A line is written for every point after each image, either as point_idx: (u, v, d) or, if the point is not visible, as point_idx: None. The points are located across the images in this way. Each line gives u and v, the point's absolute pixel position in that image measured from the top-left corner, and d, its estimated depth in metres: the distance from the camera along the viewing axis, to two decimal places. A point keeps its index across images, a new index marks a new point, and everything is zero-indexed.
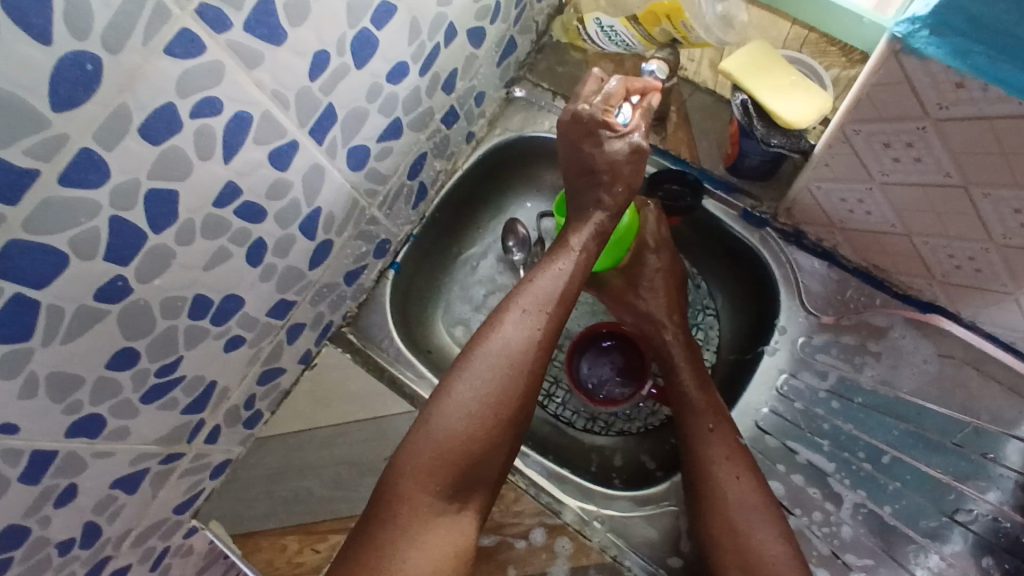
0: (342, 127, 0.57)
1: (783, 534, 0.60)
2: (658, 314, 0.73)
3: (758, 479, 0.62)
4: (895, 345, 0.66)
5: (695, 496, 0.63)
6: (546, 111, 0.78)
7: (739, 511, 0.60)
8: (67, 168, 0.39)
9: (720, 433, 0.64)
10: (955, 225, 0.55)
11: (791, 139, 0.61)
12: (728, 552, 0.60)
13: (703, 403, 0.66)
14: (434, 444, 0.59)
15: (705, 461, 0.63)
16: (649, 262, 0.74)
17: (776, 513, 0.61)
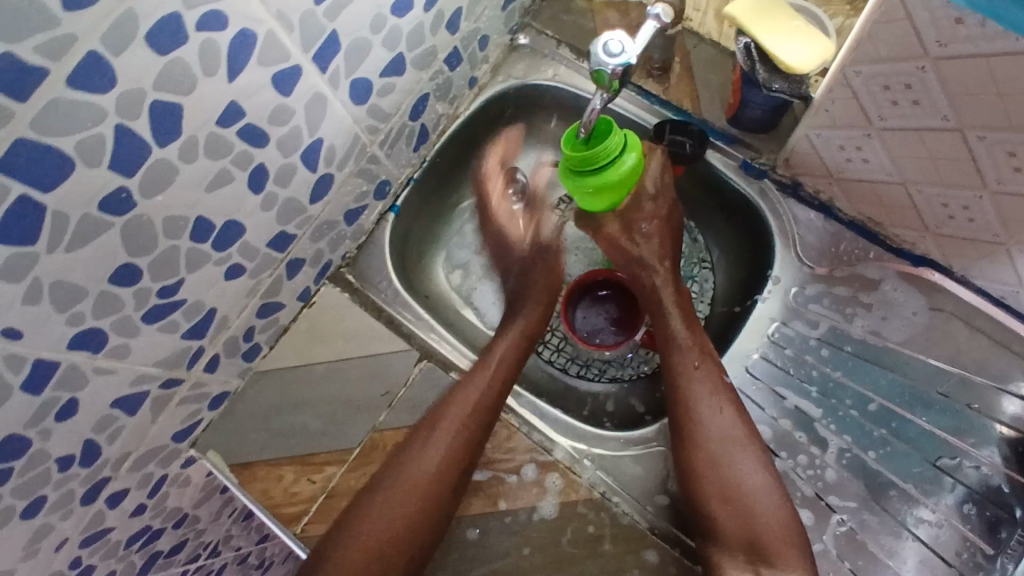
0: (346, 57, 0.57)
1: (762, 464, 0.63)
2: (650, 260, 0.74)
3: (741, 413, 0.66)
4: (887, 297, 0.67)
5: (679, 433, 0.66)
6: (550, 59, 0.79)
7: (721, 446, 0.64)
8: (75, 69, 0.39)
9: (705, 370, 0.67)
10: (951, 174, 0.55)
11: (792, 84, 0.61)
12: (710, 485, 0.63)
13: (690, 342, 0.69)
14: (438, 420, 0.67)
15: (690, 400, 0.66)
16: (647, 207, 0.73)
17: (756, 445, 0.64)
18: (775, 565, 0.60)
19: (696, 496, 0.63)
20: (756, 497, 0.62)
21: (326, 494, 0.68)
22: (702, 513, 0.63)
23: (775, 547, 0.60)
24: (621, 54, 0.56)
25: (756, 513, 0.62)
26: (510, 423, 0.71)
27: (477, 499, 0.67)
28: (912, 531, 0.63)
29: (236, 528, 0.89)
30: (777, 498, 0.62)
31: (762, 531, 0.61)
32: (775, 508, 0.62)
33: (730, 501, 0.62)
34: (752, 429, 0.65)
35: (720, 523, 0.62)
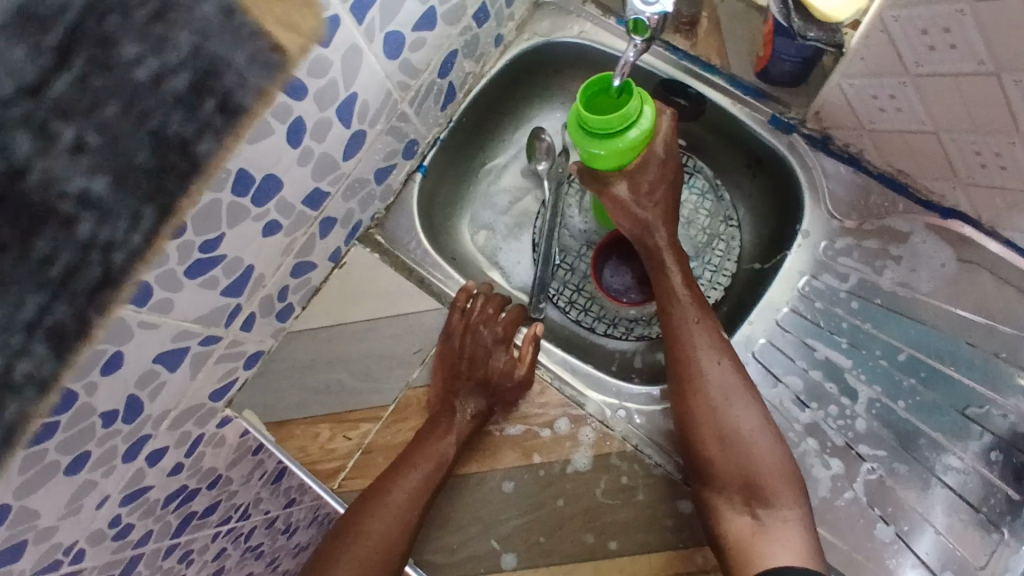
0: (381, 8, 0.57)
1: (758, 410, 0.64)
2: (655, 223, 0.72)
3: (737, 363, 0.66)
4: (916, 249, 0.68)
5: (676, 380, 0.67)
6: (576, 15, 0.79)
7: (718, 394, 0.64)
8: None
9: (705, 325, 0.68)
10: (987, 121, 0.55)
11: (827, 33, 0.61)
12: (706, 432, 0.64)
13: (690, 298, 0.69)
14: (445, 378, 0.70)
15: (688, 351, 0.67)
16: (653, 171, 0.69)
17: (754, 396, 0.65)
18: (770, 506, 0.62)
19: (692, 440, 0.65)
20: (753, 442, 0.63)
21: (363, 449, 0.70)
22: (699, 457, 0.64)
23: (772, 490, 0.62)
24: (657, 3, 0.57)
25: (753, 457, 0.63)
26: (543, 379, 0.70)
27: (513, 453, 0.68)
28: (941, 478, 0.64)
29: (265, 490, 0.89)
30: (776, 445, 0.63)
31: (758, 473, 0.62)
32: (771, 451, 0.63)
33: (728, 446, 0.63)
34: (747, 378, 0.66)
35: (716, 466, 0.63)
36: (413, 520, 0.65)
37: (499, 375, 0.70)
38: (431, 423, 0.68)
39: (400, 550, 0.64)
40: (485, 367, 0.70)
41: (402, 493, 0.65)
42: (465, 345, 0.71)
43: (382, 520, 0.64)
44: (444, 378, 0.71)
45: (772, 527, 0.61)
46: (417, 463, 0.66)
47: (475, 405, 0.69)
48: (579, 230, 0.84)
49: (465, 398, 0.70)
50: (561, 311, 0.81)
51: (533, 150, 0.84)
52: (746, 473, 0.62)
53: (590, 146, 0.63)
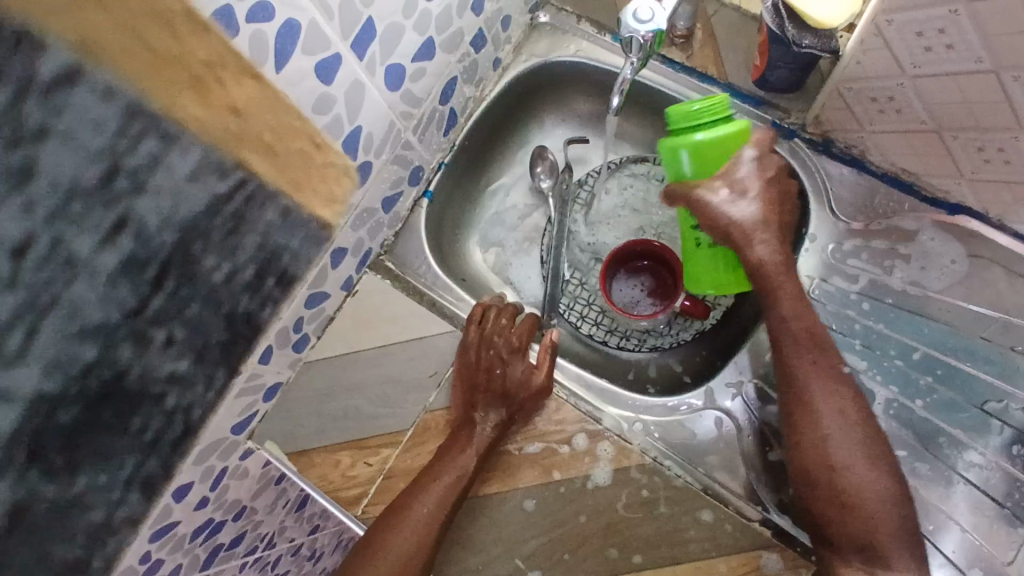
0: (381, 43, 0.58)
1: (880, 461, 0.61)
2: (752, 235, 0.64)
3: (862, 410, 0.61)
4: (924, 248, 0.68)
5: (790, 420, 0.63)
6: (571, 34, 0.80)
7: (837, 442, 0.61)
8: None
9: (820, 366, 0.63)
10: (988, 117, 0.55)
11: (821, 40, 0.62)
12: (820, 481, 0.61)
13: (805, 335, 0.64)
14: (463, 393, 0.72)
15: (805, 395, 0.62)
16: (749, 168, 0.64)
17: (878, 444, 0.61)
18: (889, 566, 0.59)
19: (803, 488, 0.62)
20: (874, 498, 0.59)
21: (384, 474, 0.71)
22: (810, 504, 0.62)
23: (891, 550, 0.59)
24: (651, 21, 0.57)
25: (873, 511, 0.59)
26: (559, 397, 0.70)
27: (532, 472, 0.68)
28: (962, 475, 0.64)
29: (290, 518, 0.89)
30: (897, 502, 0.59)
31: (874, 530, 0.59)
32: (891, 508, 0.59)
33: (843, 502, 0.60)
34: (872, 425, 0.62)
35: (827, 512, 0.61)
36: (433, 535, 0.65)
37: (516, 385, 0.71)
38: (451, 440, 0.68)
39: (420, 565, 0.65)
40: (503, 378, 0.71)
41: (427, 513, 0.65)
42: (481, 357, 0.72)
43: (407, 535, 0.65)
44: (462, 394, 0.72)
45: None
46: (441, 476, 0.66)
47: (495, 417, 0.69)
48: (587, 243, 0.85)
49: (486, 408, 0.70)
50: (573, 325, 0.82)
51: (537, 168, 0.85)
52: (862, 530, 0.59)
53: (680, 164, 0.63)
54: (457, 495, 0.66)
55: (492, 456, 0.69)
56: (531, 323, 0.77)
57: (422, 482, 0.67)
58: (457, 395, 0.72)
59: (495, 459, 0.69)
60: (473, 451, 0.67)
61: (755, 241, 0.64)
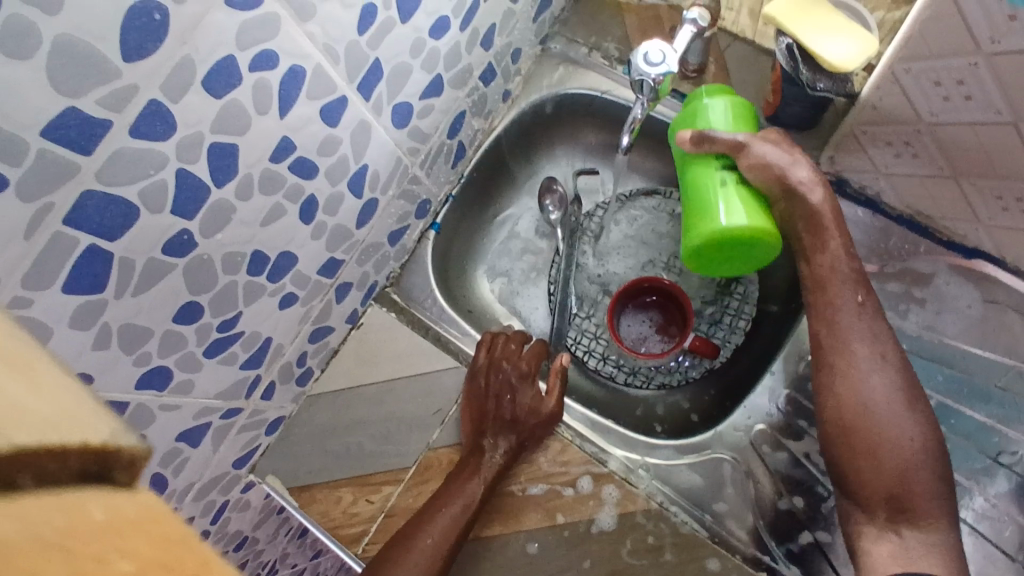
0: (388, 83, 0.58)
1: (921, 425, 0.58)
2: (812, 184, 0.60)
3: (900, 363, 0.60)
4: (939, 292, 0.66)
5: (835, 388, 0.61)
6: (580, 66, 0.79)
7: (879, 402, 0.59)
8: (138, 118, 0.40)
9: (865, 309, 0.61)
10: (1005, 166, 0.54)
11: (837, 83, 0.61)
12: (862, 442, 0.59)
13: (849, 276, 0.62)
14: (472, 420, 0.69)
15: (840, 346, 0.61)
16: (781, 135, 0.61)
17: (913, 397, 0.59)
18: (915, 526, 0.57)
19: (843, 451, 0.60)
20: (912, 460, 0.57)
21: (386, 512, 0.69)
22: (849, 468, 0.59)
23: (918, 500, 0.57)
24: (662, 63, 0.56)
25: (904, 461, 0.58)
26: (563, 437, 0.70)
27: (535, 515, 0.67)
28: (972, 526, 0.62)
29: (292, 545, 0.91)
30: (927, 445, 0.58)
31: (911, 492, 0.57)
32: (927, 471, 0.57)
33: (881, 460, 0.58)
34: (913, 387, 0.60)
35: (855, 464, 0.59)
36: (438, 567, 0.63)
37: (526, 412, 0.70)
38: (458, 470, 0.67)
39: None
40: (512, 405, 0.70)
41: (434, 541, 0.63)
42: (490, 383, 0.70)
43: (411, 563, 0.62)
44: (471, 424, 0.69)
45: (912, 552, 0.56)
46: (446, 505, 0.64)
47: (506, 445, 0.67)
48: (596, 275, 0.84)
49: (495, 435, 0.68)
50: (580, 360, 0.81)
51: (546, 201, 0.84)
52: (898, 495, 0.57)
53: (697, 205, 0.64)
54: (465, 525, 0.64)
55: (500, 485, 0.67)
56: (540, 350, 0.76)
57: (429, 510, 0.65)
58: (466, 424, 0.69)
59: (503, 490, 0.68)
60: (484, 479, 0.66)
61: (812, 190, 0.60)
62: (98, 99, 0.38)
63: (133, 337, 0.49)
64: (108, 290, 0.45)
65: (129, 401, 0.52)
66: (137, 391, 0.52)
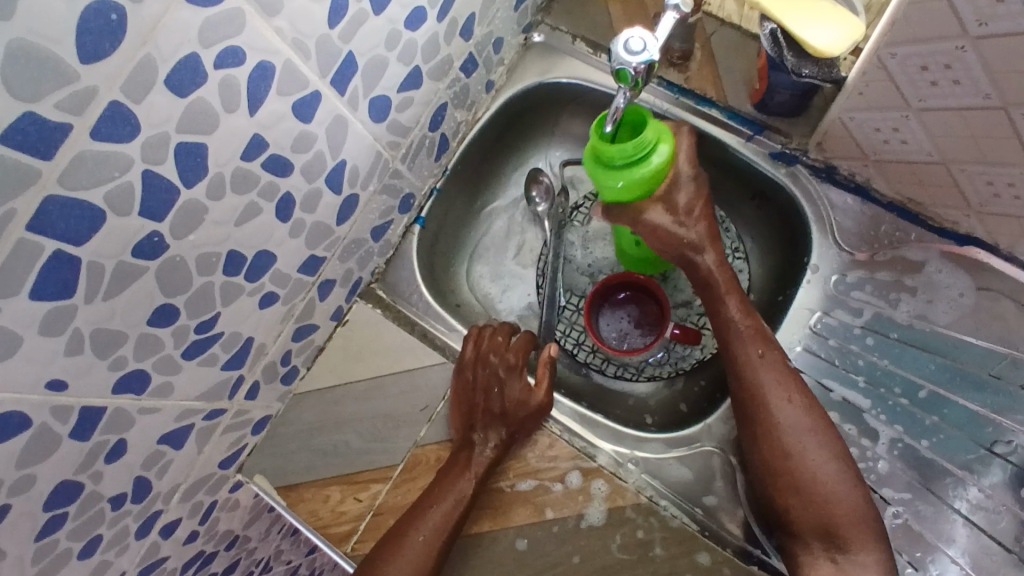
0: (363, 77, 0.57)
1: (835, 452, 0.60)
2: (701, 244, 0.68)
3: (809, 397, 0.62)
4: (931, 280, 0.65)
5: (750, 426, 0.63)
6: (565, 54, 0.78)
7: (791, 433, 0.61)
8: (98, 121, 0.39)
9: (770, 358, 0.63)
10: (996, 152, 0.52)
11: (822, 68, 0.60)
12: (782, 478, 0.60)
13: (749, 329, 0.65)
14: (462, 415, 0.69)
15: (754, 385, 0.63)
16: (686, 188, 0.66)
17: (828, 429, 0.61)
18: (849, 551, 0.58)
19: (767, 486, 0.61)
20: (831, 487, 0.59)
21: (373, 511, 0.69)
22: (776, 505, 0.61)
23: (852, 533, 0.58)
24: (643, 51, 0.55)
25: (829, 493, 0.59)
26: (551, 432, 0.69)
27: (524, 510, 0.66)
28: (966, 517, 0.61)
29: (286, 542, 0.90)
30: (850, 481, 0.59)
31: (835, 519, 0.58)
32: (849, 495, 0.59)
33: (803, 493, 0.59)
34: (823, 417, 0.62)
35: (785, 500, 0.60)
36: (432, 565, 0.62)
37: (514, 404, 0.69)
38: (450, 467, 0.66)
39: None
40: (500, 397, 0.69)
41: (428, 540, 0.62)
42: (477, 376, 0.70)
43: (405, 562, 0.62)
44: (462, 418, 0.69)
45: (853, 575, 0.57)
46: (438, 502, 0.64)
47: (495, 438, 0.66)
48: (585, 267, 0.83)
49: (485, 429, 0.67)
50: (569, 353, 0.80)
51: (532, 192, 0.84)
52: (824, 522, 0.59)
53: (608, 179, 0.61)
54: (455, 521, 0.63)
55: (490, 479, 0.67)
56: (529, 342, 0.75)
57: (419, 506, 0.64)
58: (454, 419, 0.69)
59: (494, 485, 0.67)
60: (473, 474, 0.65)
61: (703, 252, 0.68)
62: (57, 103, 0.36)
63: (107, 341, 0.48)
64: (78, 295, 0.44)
65: (106, 405, 0.52)
66: (113, 395, 0.52)
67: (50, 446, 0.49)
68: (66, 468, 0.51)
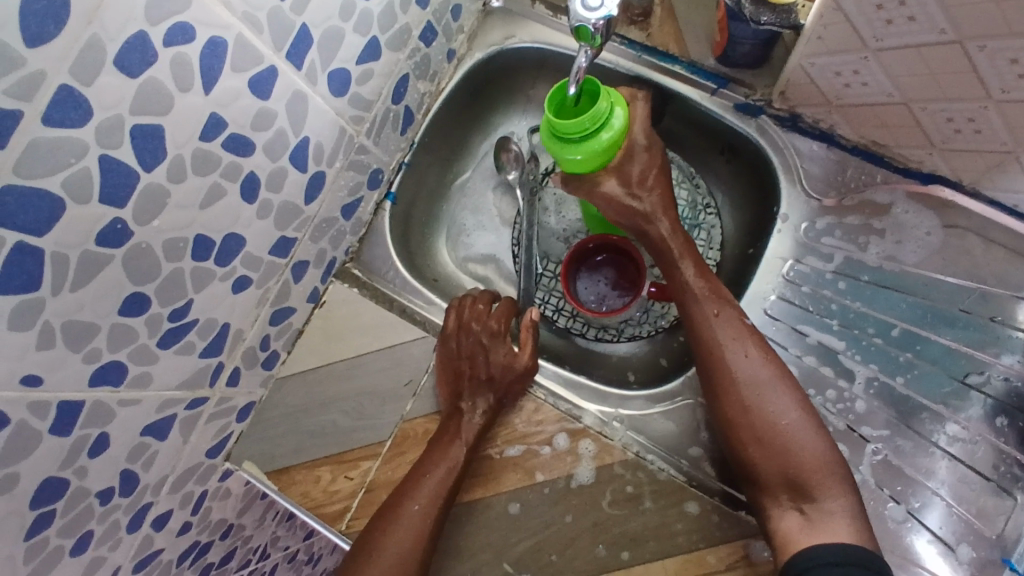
0: (320, 49, 0.56)
1: (795, 402, 0.61)
2: (655, 213, 0.69)
3: (767, 352, 0.63)
4: (898, 221, 0.66)
5: (711, 385, 0.64)
6: (525, 18, 0.77)
7: (750, 387, 0.62)
8: (50, 105, 0.38)
9: (725, 317, 0.65)
10: (955, 88, 0.53)
11: (780, 15, 0.60)
12: (746, 432, 0.62)
13: (704, 290, 0.66)
14: (449, 384, 0.69)
15: (713, 345, 0.64)
16: (640, 159, 0.67)
17: (788, 381, 0.62)
18: (816, 499, 0.59)
19: (732, 441, 0.63)
20: (793, 437, 0.60)
21: (365, 488, 0.69)
22: (742, 458, 0.62)
23: (816, 482, 0.59)
24: (601, 7, 0.55)
25: (791, 444, 0.60)
26: (536, 397, 0.70)
27: (515, 475, 0.67)
28: (944, 449, 0.63)
29: (281, 528, 0.91)
30: (813, 431, 0.60)
31: (798, 468, 0.59)
32: (810, 442, 0.60)
33: (766, 445, 0.61)
34: (783, 369, 0.63)
35: (751, 454, 0.62)
36: (426, 536, 0.63)
37: (501, 369, 0.70)
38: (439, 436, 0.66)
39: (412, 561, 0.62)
40: (486, 363, 0.69)
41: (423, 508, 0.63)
42: (461, 346, 0.70)
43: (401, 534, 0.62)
44: (449, 385, 0.69)
45: (820, 522, 0.58)
46: (430, 471, 0.64)
47: (484, 403, 0.67)
48: (559, 233, 0.83)
49: (473, 397, 0.67)
50: (550, 320, 0.80)
51: (502, 161, 0.83)
52: (787, 472, 0.60)
53: (564, 152, 0.61)
54: (449, 490, 0.64)
55: (480, 445, 0.68)
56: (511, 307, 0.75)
57: (410, 479, 0.65)
58: (443, 389, 0.69)
59: (486, 450, 0.68)
60: (464, 442, 0.65)
61: (656, 221, 0.69)
62: (4, 89, 0.35)
63: (78, 333, 0.48)
64: (45, 287, 0.43)
65: (84, 399, 0.51)
66: (91, 388, 0.51)
67: (31, 443, 0.48)
68: (49, 465, 0.51)
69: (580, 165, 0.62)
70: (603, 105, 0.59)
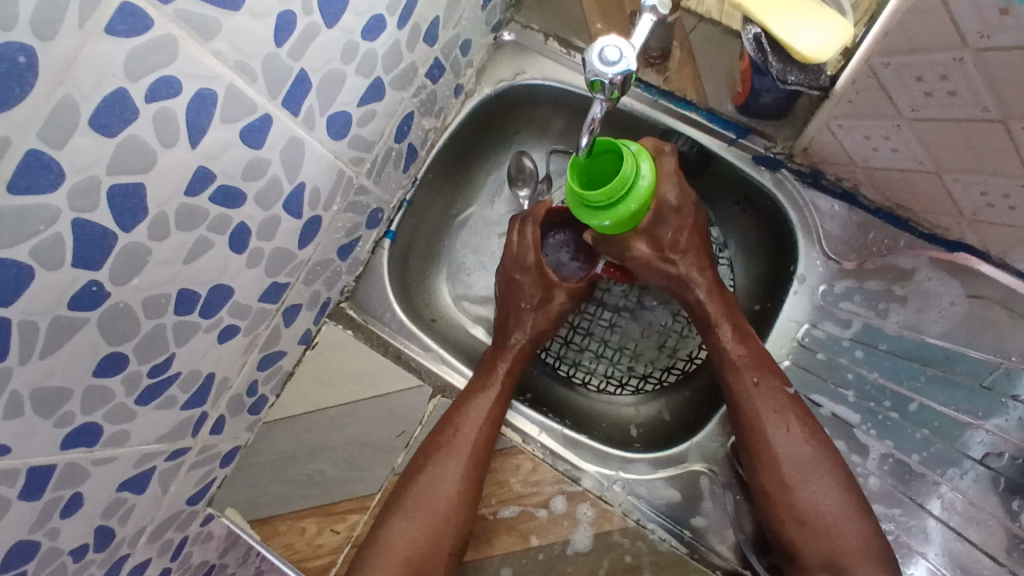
0: (319, 94, 0.52)
1: (839, 483, 0.58)
2: (691, 278, 0.66)
3: (808, 426, 0.60)
4: (921, 289, 0.63)
5: (748, 458, 0.61)
6: (538, 55, 0.74)
7: (791, 465, 0.59)
8: (14, 172, 0.35)
9: (766, 387, 0.61)
10: (993, 165, 0.49)
11: (809, 75, 0.56)
12: (784, 512, 0.59)
13: (745, 357, 0.63)
14: (506, 319, 0.71)
15: (752, 418, 0.61)
16: (671, 222, 0.65)
17: (830, 460, 0.59)
18: None
19: (768, 519, 0.60)
20: (835, 520, 0.57)
21: (352, 543, 0.65)
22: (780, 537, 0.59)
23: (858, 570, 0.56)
24: (620, 61, 0.51)
25: (833, 524, 0.57)
26: (534, 456, 0.66)
27: (510, 539, 0.64)
28: (960, 534, 0.60)
29: (265, 565, 0.88)
30: (856, 515, 0.57)
31: (841, 553, 0.56)
32: (853, 526, 0.57)
33: (806, 527, 0.58)
34: (825, 444, 0.60)
35: (790, 534, 0.59)
36: (471, 489, 0.62)
37: (541, 305, 0.71)
38: (492, 363, 0.69)
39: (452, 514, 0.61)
40: (524, 296, 0.71)
41: (429, 476, 0.62)
42: (506, 285, 0.72)
43: (427, 497, 0.62)
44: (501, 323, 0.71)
45: None
46: (464, 426, 0.64)
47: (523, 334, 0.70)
48: None
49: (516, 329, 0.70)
50: (551, 367, 0.78)
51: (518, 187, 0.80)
52: (825, 553, 0.57)
53: (594, 219, 0.58)
54: (486, 435, 0.64)
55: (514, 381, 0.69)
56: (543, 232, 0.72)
57: (440, 428, 0.65)
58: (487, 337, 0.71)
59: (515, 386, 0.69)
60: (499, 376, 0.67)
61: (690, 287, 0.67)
62: None
63: (47, 399, 0.44)
64: (11, 357, 0.40)
65: (55, 462, 0.48)
66: (62, 450, 0.48)
67: None
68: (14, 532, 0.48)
69: (612, 227, 0.59)
70: (629, 165, 0.56)
